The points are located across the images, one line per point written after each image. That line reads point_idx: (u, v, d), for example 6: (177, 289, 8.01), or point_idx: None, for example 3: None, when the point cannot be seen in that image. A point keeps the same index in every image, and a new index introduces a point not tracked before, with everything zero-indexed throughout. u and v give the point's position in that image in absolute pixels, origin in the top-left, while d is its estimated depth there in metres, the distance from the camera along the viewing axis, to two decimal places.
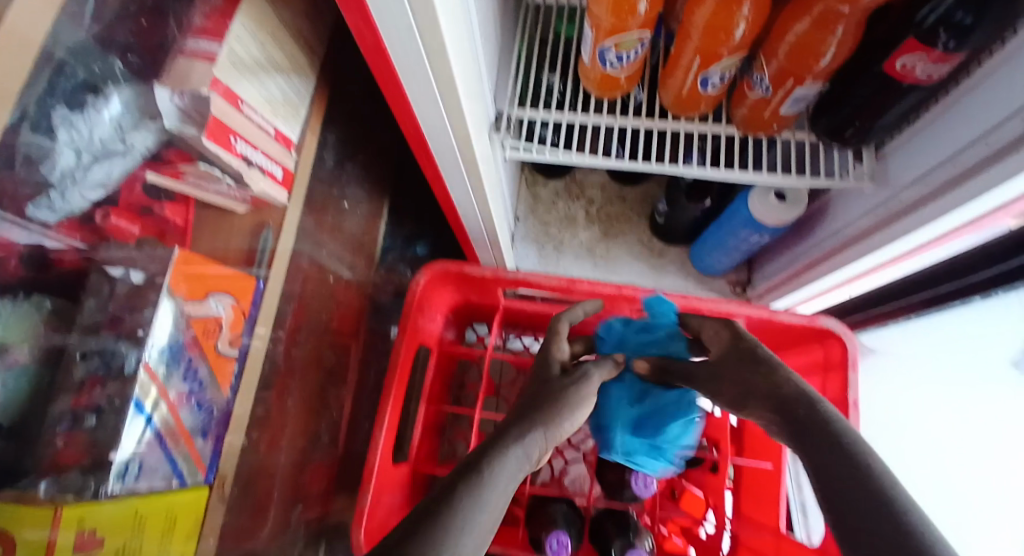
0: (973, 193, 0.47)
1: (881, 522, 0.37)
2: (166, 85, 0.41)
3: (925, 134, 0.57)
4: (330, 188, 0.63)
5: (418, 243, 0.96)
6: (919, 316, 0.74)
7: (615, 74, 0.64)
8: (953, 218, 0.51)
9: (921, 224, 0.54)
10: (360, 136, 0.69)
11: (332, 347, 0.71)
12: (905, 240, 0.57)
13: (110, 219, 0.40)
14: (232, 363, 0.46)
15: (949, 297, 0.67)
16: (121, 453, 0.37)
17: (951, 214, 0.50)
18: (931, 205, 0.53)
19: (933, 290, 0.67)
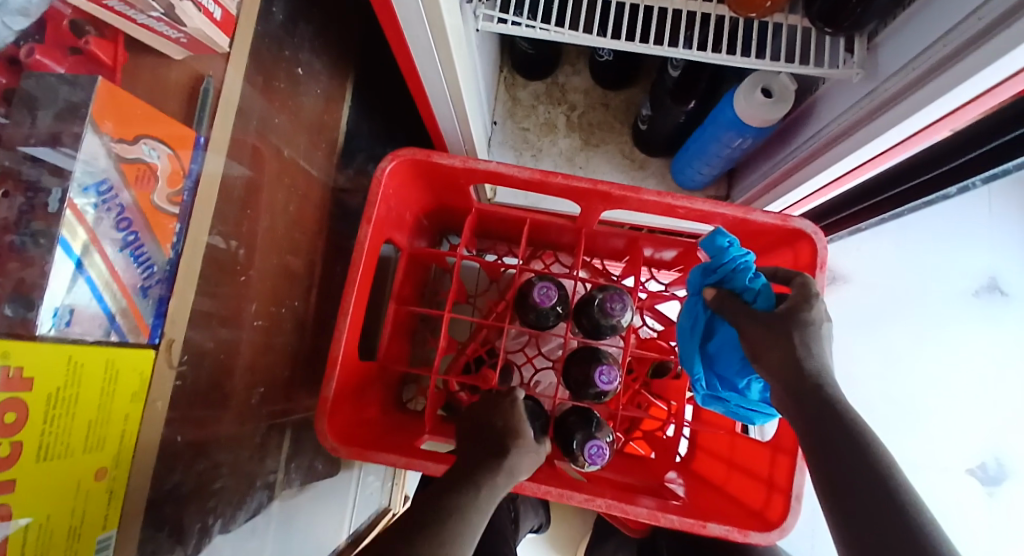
0: (973, 70, 0.44)
1: (890, 530, 0.43)
2: None
3: (924, 13, 0.52)
4: (281, 51, 0.57)
5: (387, 141, 0.91)
6: (898, 209, 0.73)
7: None
8: (947, 102, 0.48)
9: (913, 111, 0.51)
10: (316, 0, 0.62)
11: (293, 236, 0.67)
12: (896, 131, 0.54)
13: (34, 56, 0.36)
14: (173, 222, 0.44)
15: (929, 188, 0.66)
16: (51, 296, 0.34)
17: (946, 97, 0.47)
18: (912, 97, 0.51)
19: (914, 179, 0.65)
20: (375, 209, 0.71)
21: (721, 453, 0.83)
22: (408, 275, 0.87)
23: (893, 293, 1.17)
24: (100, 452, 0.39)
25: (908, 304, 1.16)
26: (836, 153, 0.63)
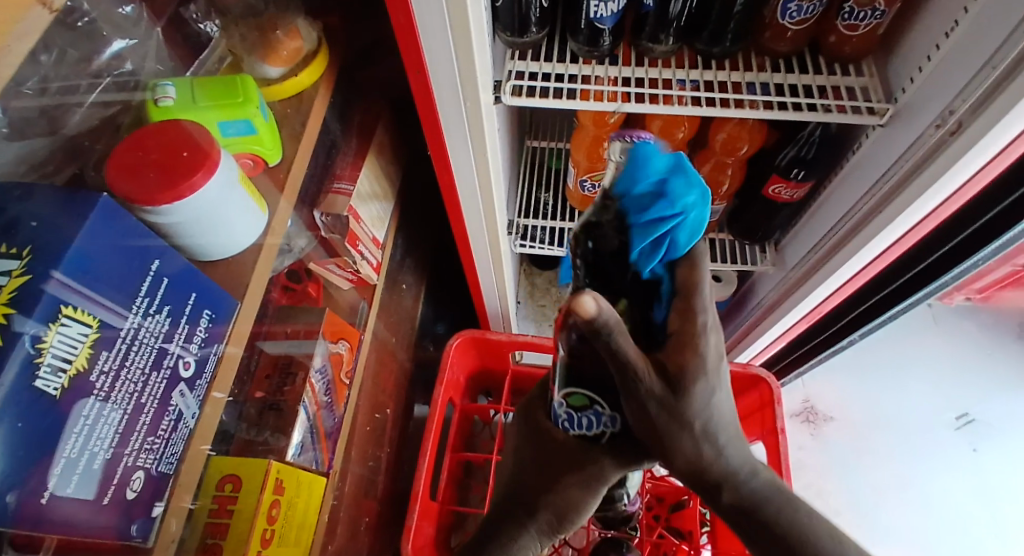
0: (876, 231, 0.66)
1: None
2: (319, 208, 0.66)
3: (823, 208, 0.79)
4: (391, 274, 0.89)
5: (439, 323, 1.20)
6: (832, 348, 0.98)
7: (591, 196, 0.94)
8: (869, 252, 0.69)
9: (846, 259, 0.72)
10: (412, 239, 0.96)
11: (380, 397, 0.91)
12: (837, 275, 0.75)
13: (271, 293, 0.65)
14: (344, 387, 0.68)
15: (848, 332, 0.91)
16: (296, 435, 0.56)
17: (865, 248, 0.68)
18: (814, 275, 0.79)
19: (836, 326, 0.90)
20: (446, 373, 0.97)
21: None
22: (459, 428, 1.07)
23: (898, 432, 1.24)
24: (296, 549, 0.57)
25: (909, 442, 1.23)
26: (780, 317, 0.90)
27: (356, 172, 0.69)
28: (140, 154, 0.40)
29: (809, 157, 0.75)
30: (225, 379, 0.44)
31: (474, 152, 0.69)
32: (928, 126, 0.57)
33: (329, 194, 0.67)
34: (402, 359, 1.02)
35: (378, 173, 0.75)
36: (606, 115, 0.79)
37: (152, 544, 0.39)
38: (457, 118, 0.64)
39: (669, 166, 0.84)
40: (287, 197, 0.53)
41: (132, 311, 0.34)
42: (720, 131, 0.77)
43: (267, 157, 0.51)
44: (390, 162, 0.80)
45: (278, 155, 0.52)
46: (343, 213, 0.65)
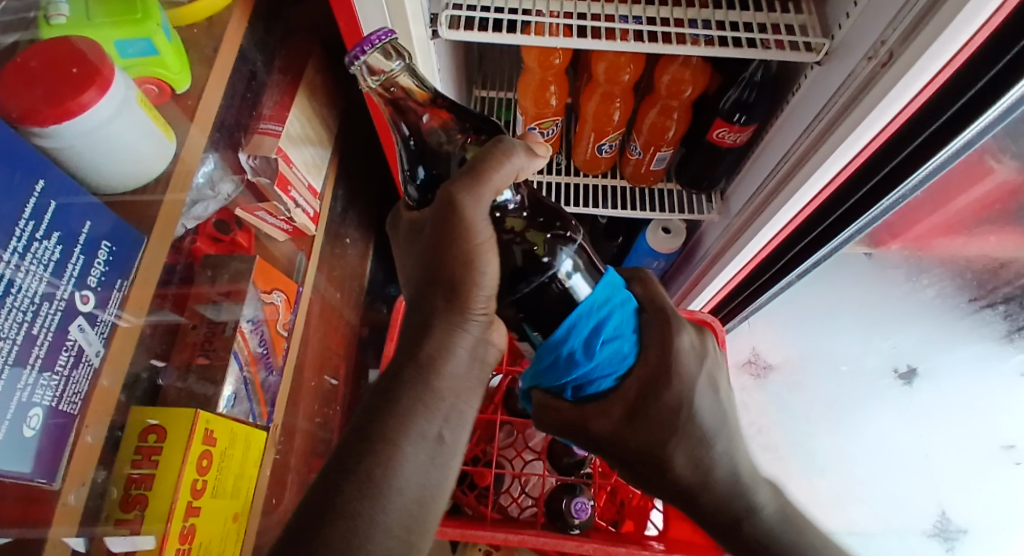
0: (812, 170, 0.67)
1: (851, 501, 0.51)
2: (245, 151, 0.63)
3: (764, 152, 0.80)
4: (334, 228, 0.86)
5: (391, 285, 1.18)
6: (773, 290, 1.02)
7: None
8: (807, 191, 0.71)
9: (786, 200, 0.73)
10: (355, 193, 0.92)
11: (328, 356, 0.89)
12: (779, 216, 0.76)
13: (195, 243, 0.62)
14: (282, 340, 0.66)
15: (783, 274, 0.95)
16: (226, 386, 0.53)
17: (803, 189, 0.70)
18: (754, 214, 0.82)
19: (774, 268, 0.94)
20: (398, 330, 0.96)
21: (686, 514, 0.95)
22: None
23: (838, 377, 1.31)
24: (235, 501, 0.55)
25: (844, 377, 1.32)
26: (726, 263, 0.92)
27: (285, 113, 0.65)
28: (19, 64, 0.36)
29: (751, 98, 0.77)
30: (131, 322, 0.41)
31: None
32: (861, 59, 0.58)
33: (255, 135, 0.64)
34: (352, 320, 1.00)
35: (309, 115, 0.71)
36: (551, 57, 0.78)
37: (53, 510, 0.36)
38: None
39: (616, 112, 0.83)
40: (200, 130, 0.49)
41: (16, 234, 0.31)
42: (666, 73, 0.76)
43: (173, 83, 0.47)
44: (324, 105, 0.75)
45: (186, 82, 0.49)
46: (271, 155, 0.62)
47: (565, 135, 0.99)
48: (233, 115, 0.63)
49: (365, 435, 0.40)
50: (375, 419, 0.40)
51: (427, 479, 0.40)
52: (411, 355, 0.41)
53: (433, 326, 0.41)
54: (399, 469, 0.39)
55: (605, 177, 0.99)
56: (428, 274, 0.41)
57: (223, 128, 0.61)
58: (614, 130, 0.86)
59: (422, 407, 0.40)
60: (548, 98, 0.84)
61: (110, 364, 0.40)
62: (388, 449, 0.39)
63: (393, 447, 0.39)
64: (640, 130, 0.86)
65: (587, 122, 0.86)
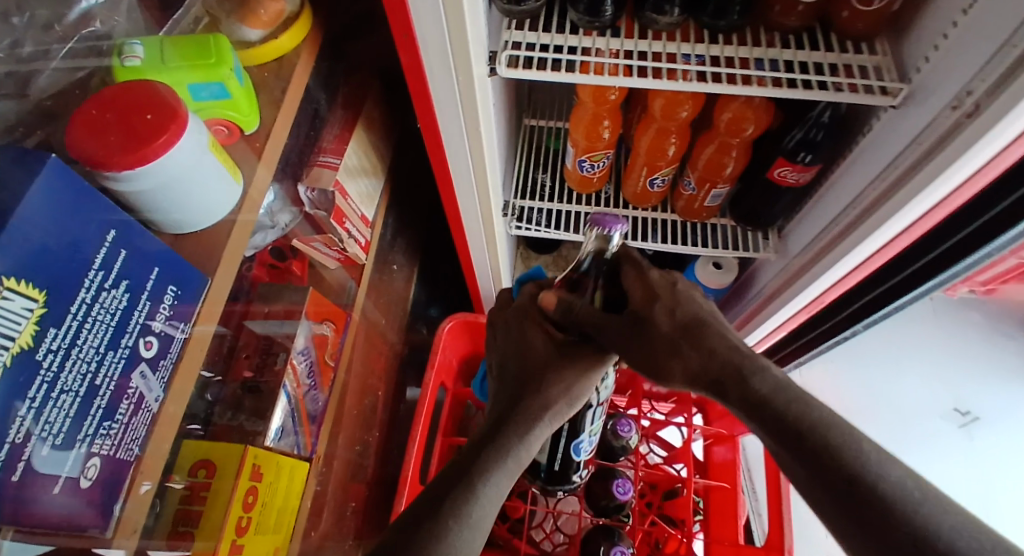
0: (884, 219, 0.64)
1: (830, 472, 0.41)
2: (304, 183, 0.64)
3: (829, 196, 0.77)
4: (384, 255, 0.87)
5: (432, 307, 1.18)
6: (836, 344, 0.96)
7: (590, 176, 0.91)
8: (876, 240, 0.67)
9: (852, 248, 0.70)
10: (404, 219, 0.93)
11: (371, 380, 0.90)
12: (845, 263, 0.72)
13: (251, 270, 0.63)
14: (329, 371, 0.66)
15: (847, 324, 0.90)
16: (275, 419, 0.54)
17: (872, 237, 0.66)
18: (823, 259, 0.77)
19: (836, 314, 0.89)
20: (439, 357, 0.96)
21: None
22: (451, 413, 1.06)
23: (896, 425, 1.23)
24: (276, 535, 0.55)
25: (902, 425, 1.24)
26: (781, 306, 0.89)
27: (343, 147, 0.67)
28: (101, 114, 0.37)
29: (818, 137, 0.73)
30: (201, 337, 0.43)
31: (467, 130, 0.66)
32: (944, 107, 0.54)
33: (315, 167, 0.65)
34: (395, 343, 1.00)
35: (365, 148, 0.72)
36: (606, 93, 0.76)
37: (118, 520, 0.36)
38: (449, 95, 0.60)
39: (671, 146, 0.81)
40: (265, 167, 0.50)
41: (84, 287, 0.32)
42: (725, 112, 0.74)
43: (243, 123, 0.48)
44: (379, 137, 0.77)
45: (254, 122, 0.49)
46: (329, 188, 0.63)
47: (616, 166, 0.98)
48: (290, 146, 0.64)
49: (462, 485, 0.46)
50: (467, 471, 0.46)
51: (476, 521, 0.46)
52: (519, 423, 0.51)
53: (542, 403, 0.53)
54: (474, 509, 0.43)
55: (655, 211, 0.97)
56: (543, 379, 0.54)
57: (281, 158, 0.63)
58: (668, 164, 0.84)
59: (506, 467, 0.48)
60: (601, 131, 0.82)
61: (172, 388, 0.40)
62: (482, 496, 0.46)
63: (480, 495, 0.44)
64: (695, 166, 0.83)
65: (639, 155, 0.84)
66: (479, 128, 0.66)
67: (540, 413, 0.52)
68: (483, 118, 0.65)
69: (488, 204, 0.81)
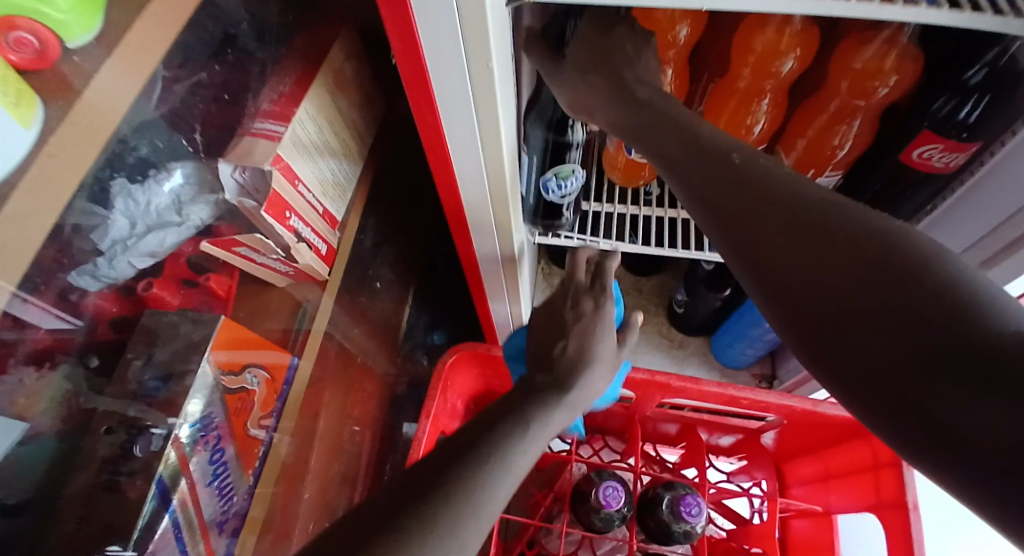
0: None
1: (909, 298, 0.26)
2: (230, 160, 0.43)
3: (993, 188, 0.52)
4: (364, 270, 0.65)
5: (435, 331, 0.96)
6: None
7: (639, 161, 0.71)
8: None
9: None
10: (392, 222, 0.71)
11: (350, 432, 0.69)
12: None
13: (151, 289, 0.44)
14: (256, 446, 0.46)
15: None
16: (137, 542, 0.34)
17: None
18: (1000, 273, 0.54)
19: None
20: (435, 404, 0.71)
21: None
22: None
23: None
24: None
25: None
26: None
27: (292, 108, 0.45)
28: None
29: (971, 119, 0.50)
30: None
31: (475, 92, 0.39)
32: None
33: (247, 137, 0.44)
34: (384, 381, 0.79)
35: (330, 116, 0.50)
36: (670, 32, 0.54)
37: None
38: (456, 83, 0.38)
39: (761, 116, 0.59)
40: (87, 125, 0.32)
41: None
42: (848, 68, 0.51)
43: (57, 30, 0.29)
44: (354, 104, 0.55)
45: (84, 29, 0.30)
46: (266, 166, 0.42)
47: None
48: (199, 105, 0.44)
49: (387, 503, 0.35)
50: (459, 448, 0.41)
51: (487, 487, 0.39)
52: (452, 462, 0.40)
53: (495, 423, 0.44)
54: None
55: None
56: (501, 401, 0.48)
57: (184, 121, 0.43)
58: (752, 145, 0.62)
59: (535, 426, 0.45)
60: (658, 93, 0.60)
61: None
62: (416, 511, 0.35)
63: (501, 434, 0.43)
64: (794, 144, 0.61)
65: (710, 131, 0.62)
66: (498, 131, 0.44)
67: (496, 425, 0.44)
68: (503, 73, 0.39)
69: (507, 224, 0.58)
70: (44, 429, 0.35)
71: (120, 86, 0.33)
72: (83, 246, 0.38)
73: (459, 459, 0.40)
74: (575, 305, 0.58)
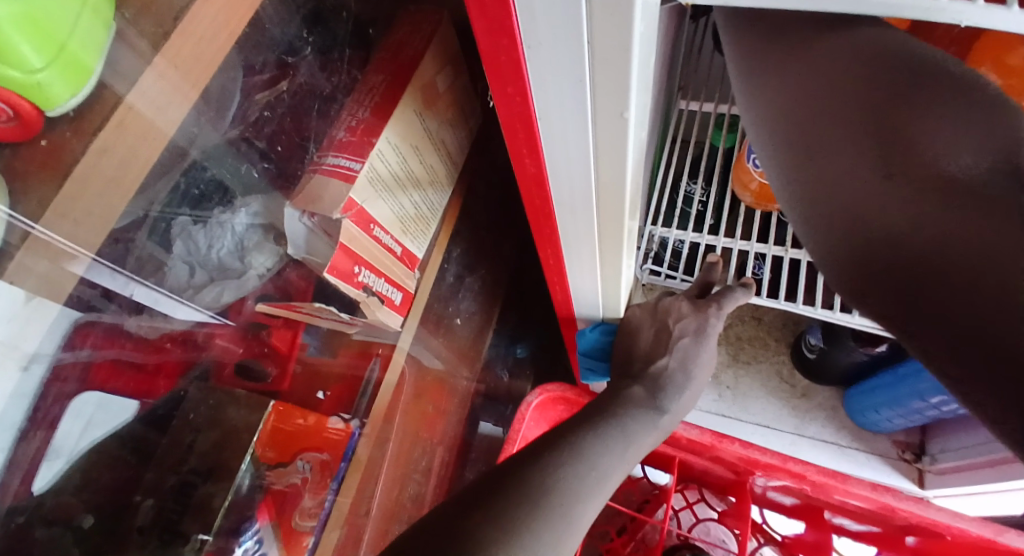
0: None
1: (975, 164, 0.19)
2: (297, 204, 0.36)
3: None
4: (446, 301, 0.58)
5: (520, 344, 0.87)
6: None
7: None
8: None
9: None
10: (480, 242, 0.63)
11: (424, 468, 0.64)
12: None
13: (211, 338, 0.42)
14: (306, 536, 0.42)
15: None
16: None
17: None
18: None
19: None
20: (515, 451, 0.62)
21: None
22: None
23: None
24: None
25: None
26: None
27: (368, 142, 0.36)
28: None
29: None
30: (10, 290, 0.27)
31: (598, 132, 0.28)
32: None
33: (317, 176, 0.37)
34: (461, 405, 0.73)
35: (415, 142, 0.41)
36: None
37: None
38: (574, 135, 0.28)
39: None
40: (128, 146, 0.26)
41: None
42: None
43: (27, 97, 0.23)
44: (445, 123, 0.46)
45: (68, 92, 0.25)
46: (334, 215, 0.34)
47: None
48: (261, 134, 0.38)
49: (443, 533, 0.31)
50: (508, 482, 0.35)
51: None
52: (468, 524, 0.31)
53: (524, 478, 0.36)
54: None
55: None
56: (532, 449, 0.40)
57: (246, 153, 0.38)
58: None
59: (602, 469, 0.40)
60: None
61: (36, 283, 0.28)
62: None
63: (551, 468, 0.37)
64: None
65: None
66: (620, 186, 0.33)
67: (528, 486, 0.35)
68: (639, 108, 0.27)
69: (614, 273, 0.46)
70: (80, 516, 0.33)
71: (166, 106, 0.28)
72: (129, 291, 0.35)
73: (478, 528, 0.31)
74: (677, 326, 0.50)
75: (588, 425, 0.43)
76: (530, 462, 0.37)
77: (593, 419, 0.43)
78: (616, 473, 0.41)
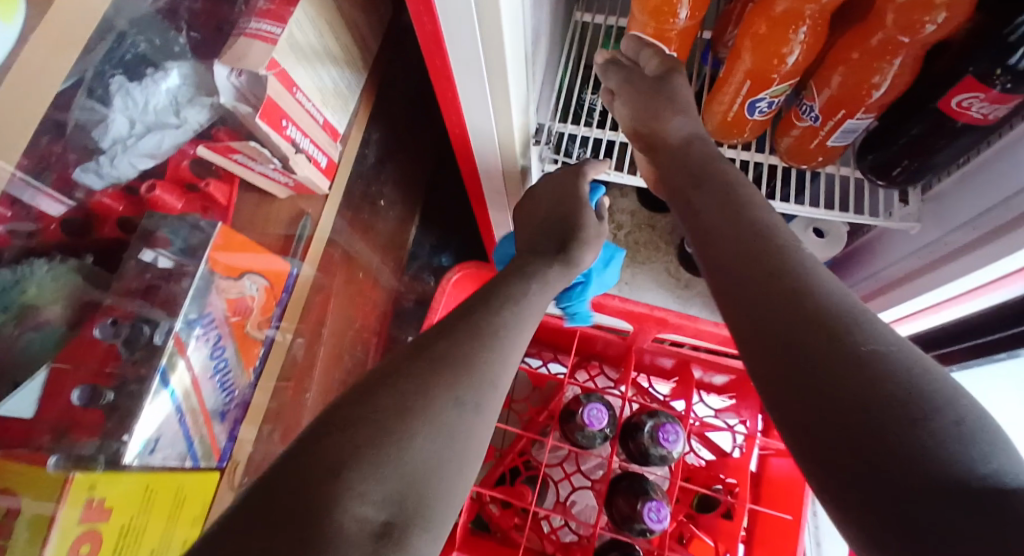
0: None
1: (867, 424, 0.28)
2: (225, 63, 0.41)
3: (1010, 156, 0.50)
4: (368, 185, 0.65)
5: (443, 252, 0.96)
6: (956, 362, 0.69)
7: None
8: None
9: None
10: (397, 137, 0.70)
11: (356, 343, 0.72)
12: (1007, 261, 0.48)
13: (153, 191, 0.44)
14: (257, 346, 0.49)
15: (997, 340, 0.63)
16: (138, 436, 0.37)
17: None
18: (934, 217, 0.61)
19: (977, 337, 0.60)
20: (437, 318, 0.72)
21: None
22: None
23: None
24: None
25: None
26: (899, 298, 0.62)
27: (287, 8, 0.42)
28: None
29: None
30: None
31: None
32: None
33: (242, 39, 0.42)
34: (388, 295, 0.81)
35: (329, 19, 0.47)
36: None
37: None
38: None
39: (797, 47, 0.54)
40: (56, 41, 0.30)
41: None
42: None
43: None
44: (356, 7, 0.52)
45: None
46: (261, 71, 0.40)
47: (694, 88, 0.71)
48: None
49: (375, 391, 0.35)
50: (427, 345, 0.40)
51: (444, 411, 0.36)
52: (398, 381, 0.36)
53: (441, 343, 0.41)
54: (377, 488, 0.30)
55: (748, 149, 0.69)
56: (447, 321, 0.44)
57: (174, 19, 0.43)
58: (782, 79, 0.57)
59: (509, 324, 0.46)
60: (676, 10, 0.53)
61: None
62: (409, 424, 0.33)
63: (463, 330, 0.43)
64: (828, 80, 0.56)
65: (739, 62, 0.58)
66: (502, 50, 0.42)
67: (444, 348, 0.40)
68: None
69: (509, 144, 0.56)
70: (52, 318, 0.38)
71: None
72: (78, 141, 0.38)
73: (403, 382, 0.36)
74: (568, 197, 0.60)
75: (494, 297, 0.48)
76: (447, 330, 0.42)
77: (496, 293, 0.49)
78: (523, 328, 0.47)
